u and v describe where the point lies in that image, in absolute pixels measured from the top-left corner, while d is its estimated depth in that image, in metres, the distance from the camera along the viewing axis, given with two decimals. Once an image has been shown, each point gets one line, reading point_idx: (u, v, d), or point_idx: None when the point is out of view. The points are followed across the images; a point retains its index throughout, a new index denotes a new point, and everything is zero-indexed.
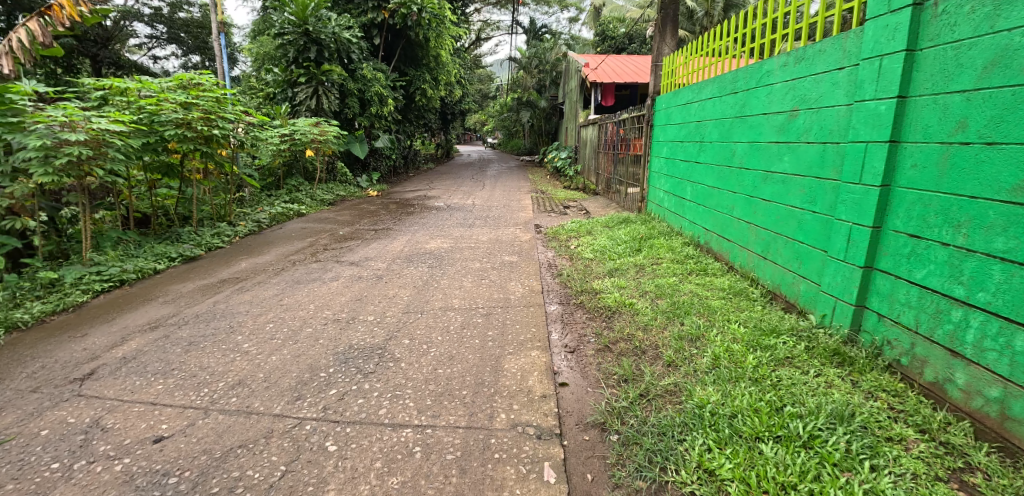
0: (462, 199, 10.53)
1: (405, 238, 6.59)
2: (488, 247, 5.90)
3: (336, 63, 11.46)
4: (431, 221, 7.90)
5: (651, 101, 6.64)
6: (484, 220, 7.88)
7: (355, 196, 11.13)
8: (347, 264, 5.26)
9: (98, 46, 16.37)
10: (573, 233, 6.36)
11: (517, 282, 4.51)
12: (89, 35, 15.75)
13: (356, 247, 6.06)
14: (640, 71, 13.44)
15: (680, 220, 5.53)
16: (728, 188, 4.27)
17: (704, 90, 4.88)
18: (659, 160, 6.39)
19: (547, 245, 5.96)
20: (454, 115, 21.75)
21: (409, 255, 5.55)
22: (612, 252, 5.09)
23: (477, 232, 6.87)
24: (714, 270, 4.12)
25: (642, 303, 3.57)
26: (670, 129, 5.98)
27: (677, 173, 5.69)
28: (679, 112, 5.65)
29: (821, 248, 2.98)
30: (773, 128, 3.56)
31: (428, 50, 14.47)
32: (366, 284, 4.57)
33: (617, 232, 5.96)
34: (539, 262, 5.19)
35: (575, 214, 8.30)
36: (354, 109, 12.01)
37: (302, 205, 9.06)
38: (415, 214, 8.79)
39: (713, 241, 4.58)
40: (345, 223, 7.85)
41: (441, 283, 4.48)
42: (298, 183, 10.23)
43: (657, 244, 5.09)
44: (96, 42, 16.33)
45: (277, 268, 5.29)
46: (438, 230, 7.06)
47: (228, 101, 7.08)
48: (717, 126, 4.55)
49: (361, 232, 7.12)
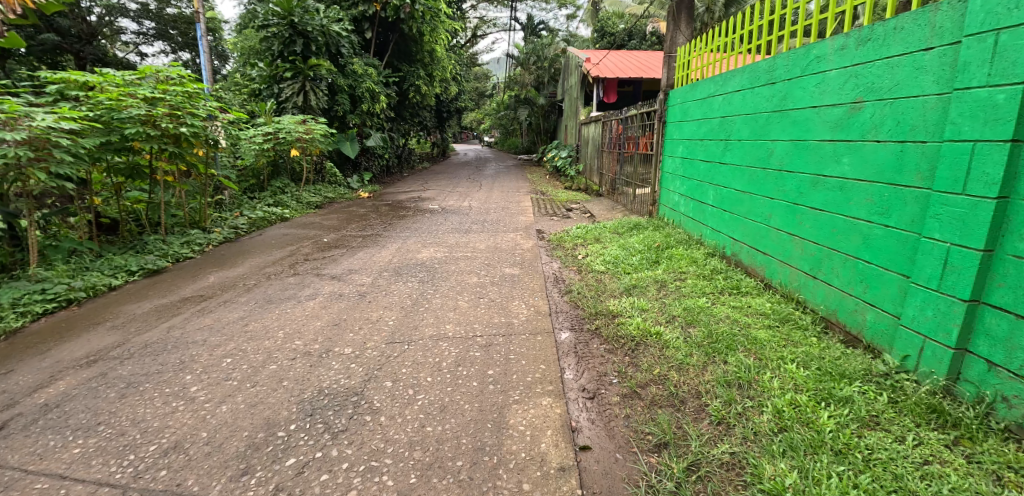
0: (458, 201, 9.92)
1: (395, 246, 6.00)
2: (487, 257, 5.31)
3: (325, 57, 10.84)
4: (425, 226, 7.30)
5: (664, 95, 6.06)
6: (481, 225, 7.28)
7: (345, 197, 10.52)
8: (328, 279, 4.66)
9: (82, 42, 15.60)
10: (579, 240, 5.79)
11: (520, 300, 3.92)
12: (72, 31, 15.08)
13: (341, 258, 5.46)
14: (644, 67, 12.85)
15: (700, 227, 4.96)
16: (764, 193, 3.70)
17: (731, 82, 4.30)
18: (673, 159, 5.82)
19: (551, 255, 5.37)
20: (450, 112, 21.13)
21: (398, 267, 4.95)
22: (626, 264, 4.51)
23: (473, 239, 6.27)
24: (749, 290, 3.56)
25: (672, 332, 2.98)
26: (686, 125, 5.40)
27: (695, 174, 5.12)
28: (698, 106, 5.08)
29: (899, 272, 2.41)
30: (825, 124, 2.99)
31: (422, 45, 13.84)
32: (346, 304, 3.97)
33: (629, 239, 5.38)
34: (544, 276, 4.60)
35: (579, 218, 7.73)
36: (345, 106, 11.38)
37: (285, 208, 8.45)
38: (407, 218, 8.19)
39: (743, 253, 4.02)
40: (331, 228, 7.26)
41: (432, 303, 3.89)
42: (285, 184, 9.61)
43: (676, 255, 4.52)
44: (79, 38, 15.58)
45: (249, 283, 4.69)
46: (432, 237, 6.45)
47: (201, 96, 6.47)
48: (748, 123, 3.97)
49: (346, 239, 6.52)
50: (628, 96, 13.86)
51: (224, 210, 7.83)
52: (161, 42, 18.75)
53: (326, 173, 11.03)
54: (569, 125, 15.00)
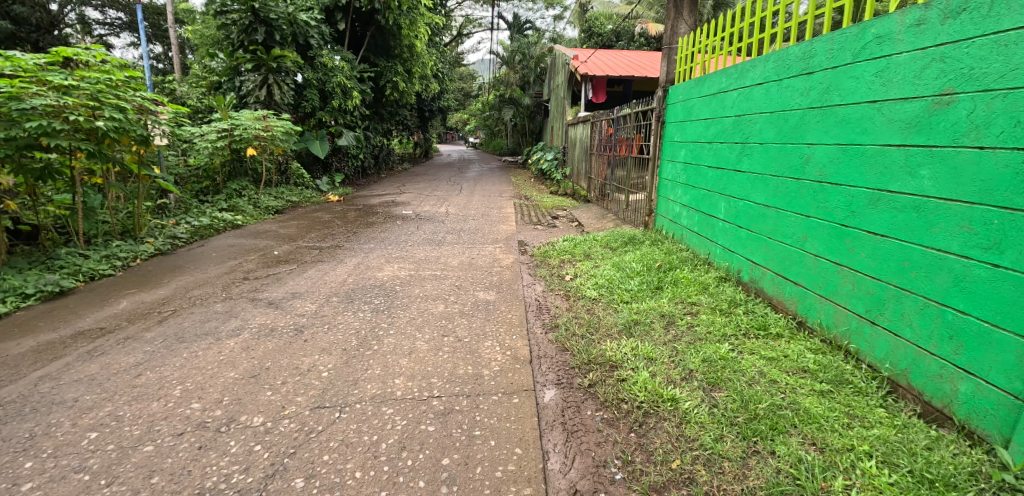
0: (434, 206, 9.11)
1: (354, 262, 5.18)
2: (459, 278, 4.51)
3: (291, 48, 9.96)
4: (393, 236, 6.48)
5: (663, 92, 5.36)
6: (457, 235, 6.48)
7: (311, 201, 9.65)
8: (264, 306, 3.84)
9: (40, 32, 14.42)
10: (567, 255, 5.05)
11: (494, 340, 3.13)
12: (29, 19, 13.87)
13: (287, 278, 4.61)
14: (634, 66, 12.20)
15: (706, 244, 4.29)
16: (795, 210, 3.03)
17: (747, 75, 3.63)
18: (673, 165, 5.13)
19: (534, 275, 4.60)
20: (432, 112, 20.28)
21: (351, 291, 4.13)
22: (623, 291, 3.77)
23: (446, 253, 5.47)
24: (779, 333, 2.86)
25: (692, 400, 2.24)
26: (690, 126, 4.71)
27: (700, 183, 4.44)
28: (704, 104, 4.39)
29: (1021, 334, 1.81)
30: (891, 125, 2.35)
31: (401, 40, 13.02)
32: (275, 343, 3.16)
33: (623, 257, 4.65)
34: (525, 304, 3.83)
35: (566, 227, 7.00)
36: (314, 102, 10.49)
37: (239, 214, 7.56)
38: (376, 226, 7.35)
39: (765, 281, 3.34)
40: (286, 238, 6.41)
41: (382, 344, 3.08)
42: (244, 185, 8.72)
43: (681, 280, 3.81)
44: (37, 27, 14.39)
45: (165, 312, 3.84)
46: (398, 250, 5.64)
47: (130, 87, 5.52)
48: (771, 122, 3.29)
49: (300, 251, 5.70)
50: (617, 97, 13.20)
51: (166, 216, 6.95)
52: (131, 35, 17.76)
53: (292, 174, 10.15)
54: (555, 126, 14.31)
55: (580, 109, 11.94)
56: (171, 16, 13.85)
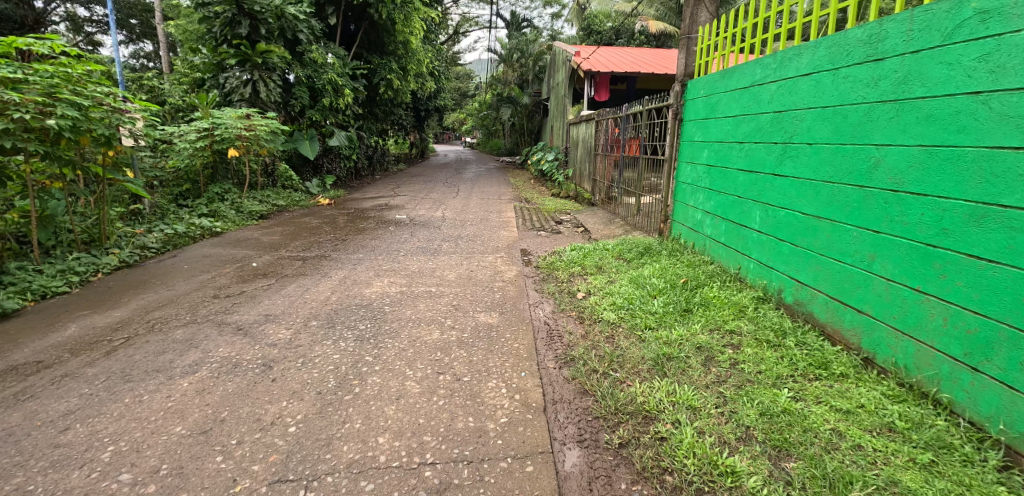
0: (430, 210, 8.58)
1: (339, 276, 4.64)
2: (456, 296, 3.98)
3: (278, 44, 9.44)
4: (384, 245, 5.94)
5: (681, 86, 4.85)
6: (455, 243, 5.96)
7: (299, 204, 9.11)
8: (231, 333, 3.32)
9: (24, 29, 13.71)
10: (577, 268, 4.54)
11: (497, 380, 2.61)
12: (14, 16, 13.18)
13: (263, 296, 4.09)
14: (639, 63, 11.69)
15: (736, 257, 3.78)
16: (858, 223, 2.53)
17: (790, 65, 3.14)
18: (693, 167, 4.63)
19: (541, 291, 4.09)
20: (428, 111, 19.74)
21: (334, 314, 3.62)
22: (646, 314, 3.26)
23: (443, 265, 4.95)
24: (844, 375, 2.36)
25: (757, 476, 1.75)
26: (714, 124, 4.22)
27: (728, 188, 3.95)
28: (732, 99, 3.90)
29: None
30: (1003, 123, 1.87)
31: (395, 35, 12.45)
32: (237, 385, 2.64)
33: (641, 270, 4.14)
34: (533, 329, 3.32)
35: (572, 234, 6.49)
36: (303, 100, 9.94)
37: (219, 220, 7.01)
38: (366, 232, 6.82)
39: (817, 305, 2.84)
40: (267, 247, 5.88)
41: (364, 387, 2.56)
42: (226, 188, 8.17)
43: (712, 301, 3.30)
44: (21, 24, 13.68)
45: (115, 342, 3.31)
46: (389, 261, 5.11)
47: (93, 81, 5.01)
48: (823, 119, 2.80)
49: (281, 261, 5.18)
50: (621, 95, 12.67)
51: (138, 223, 6.41)
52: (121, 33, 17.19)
53: (280, 176, 9.60)
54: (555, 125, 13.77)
55: (582, 107, 11.40)
56: (158, 11, 13.26)
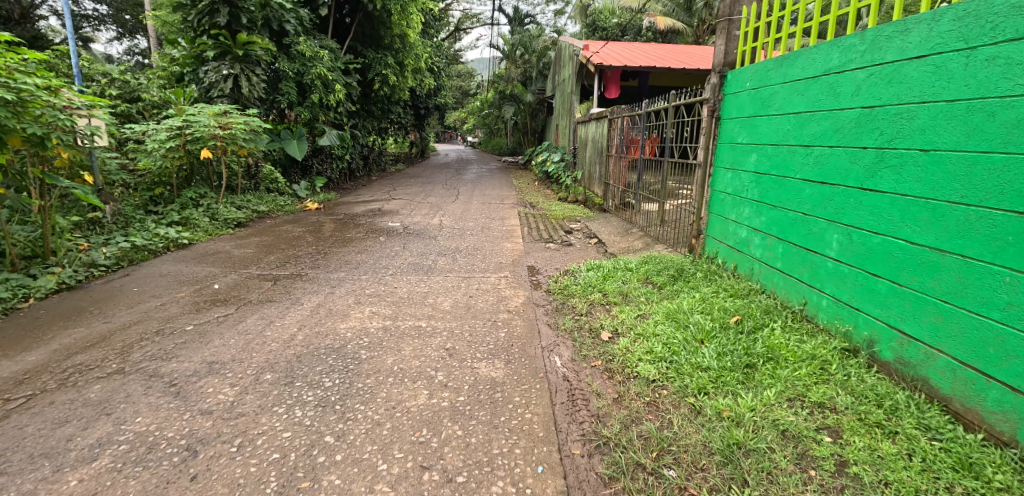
0: (426, 216, 7.82)
1: (313, 303, 3.88)
2: (450, 334, 3.22)
3: (262, 35, 8.68)
4: (371, 261, 5.17)
5: (717, 78, 4.12)
6: (452, 258, 5.20)
7: (283, 209, 8.36)
8: (160, 394, 2.59)
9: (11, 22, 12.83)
10: (597, 295, 3.80)
11: (502, 484, 1.88)
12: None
13: (215, 335, 3.34)
14: (652, 57, 10.90)
15: (798, 289, 3.06)
16: (1017, 267, 1.86)
17: (888, 46, 2.43)
18: (735, 174, 3.88)
19: (556, 327, 3.34)
20: (428, 109, 18.96)
21: (295, 363, 2.87)
22: (697, 370, 2.50)
23: (437, 288, 4.19)
24: (1009, 489, 1.68)
25: None
26: (764, 122, 3.47)
27: (785, 201, 3.21)
28: (790, 92, 3.18)
29: None
30: None
31: (391, 28, 11.70)
32: (140, 487, 1.90)
33: (678, 302, 3.37)
34: (549, 388, 2.56)
35: (585, 247, 5.75)
36: (290, 96, 9.19)
37: (191, 230, 6.29)
38: (353, 244, 6.05)
39: (936, 370, 2.16)
40: (237, 263, 5.14)
41: (318, 494, 1.83)
42: (202, 193, 7.43)
43: (782, 353, 2.55)
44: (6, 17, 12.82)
45: (8, 406, 2.54)
46: (374, 283, 4.35)
47: (25, 70, 4.26)
48: (951, 116, 2.11)
49: (248, 283, 4.44)
50: (631, 92, 11.90)
51: (94, 234, 5.68)
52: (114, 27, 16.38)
53: (264, 179, 8.85)
54: (561, 123, 12.98)
55: (590, 105, 10.64)
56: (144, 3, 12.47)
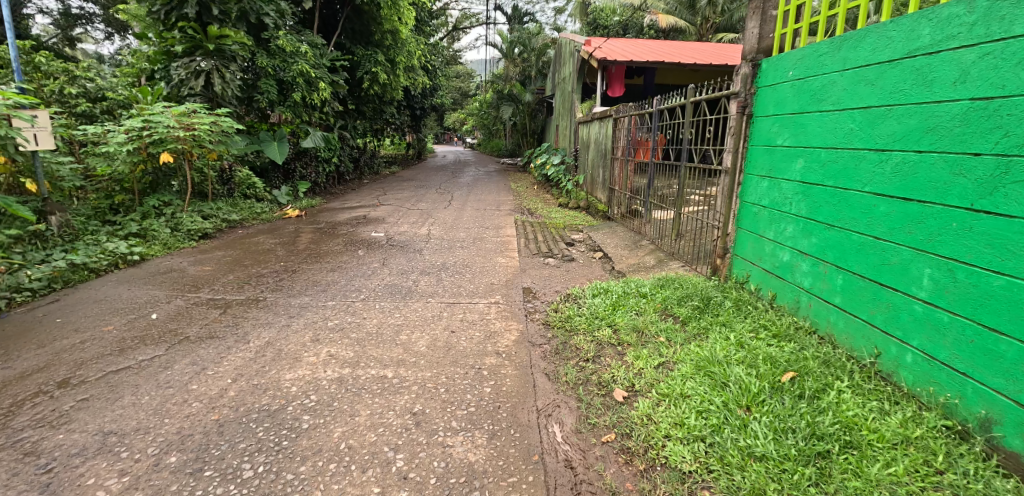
0: (414, 225, 7.12)
1: (260, 342, 3.18)
2: (421, 389, 2.52)
3: (237, 28, 8.01)
4: (342, 281, 4.46)
5: (748, 67, 3.46)
6: (437, 278, 4.50)
7: (259, 218, 7.69)
8: (22, 488, 1.97)
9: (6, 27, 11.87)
10: (605, 331, 3.11)
11: None
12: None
13: (127, 389, 2.67)
14: (658, 53, 10.20)
15: (869, 335, 2.42)
16: None
17: (1017, 15, 1.83)
18: (773, 182, 3.21)
19: (556, 378, 2.66)
20: (424, 109, 18.27)
21: (211, 438, 2.18)
22: (748, 462, 1.84)
23: (414, 320, 3.48)
24: None
25: None
26: (815, 120, 2.82)
27: (848, 221, 2.57)
28: (854, 82, 2.55)
29: None
30: None
31: (382, 24, 11.03)
32: None
33: (708, 345, 2.70)
34: (545, 483, 1.89)
35: (589, 263, 5.07)
36: (270, 94, 8.52)
37: (149, 244, 5.63)
38: (326, 259, 5.34)
39: None
40: (188, 284, 4.46)
41: None
42: (167, 200, 6.75)
43: (865, 435, 1.91)
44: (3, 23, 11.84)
45: None
46: (340, 312, 3.66)
47: None
48: None
49: (191, 312, 3.76)
50: (636, 91, 11.23)
51: (35, 249, 4.99)
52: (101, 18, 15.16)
53: (239, 184, 8.17)
54: (563, 123, 12.07)
55: (593, 103, 9.95)
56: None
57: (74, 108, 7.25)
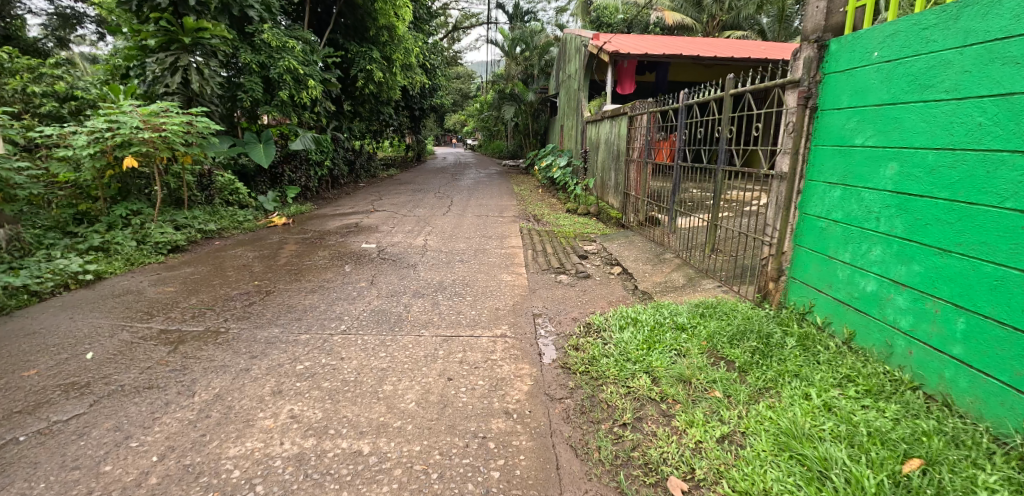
0: (409, 235, 6.48)
1: (207, 398, 2.55)
2: (405, 478, 1.89)
3: (217, 21, 7.38)
4: (322, 307, 3.80)
5: (812, 49, 2.80)
6: (433, 302, 3.84)
7: (240, 227, 7.03)
8: None
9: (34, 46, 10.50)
10: (639, 381, 2.45)
11: None
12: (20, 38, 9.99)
13: (20, 471, 2.07)
14: (671, 47, 9.54)
15: (1016, 404, 1.79)
16: None
17: None
18: (848, 191, 2.56)
19: (582, 455, 2.03)
20: (423, 110, 17.63)
21: None
22: None
23: (402, 363, 2.83)
24: None
25: None
26: (916, 112, 2.18)
27: (975, 247, 1.93)
28: (982, 62, 1.93)
29: None
30: None
31: (377, 18, 10.38)
32: None
33: (786, 409, 2.06)
34: None
35: (607, 281, 4.43)
36: (254, 93, 7.87)
37: (110, 262, 5.01)
38: (308, 277, 4.68)
39: None
40: (142, 312, 3.83)
41: None
42: (136, 209, 6.10)
43: None
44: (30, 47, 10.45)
45: None
46: (312, 351, 3.01)
47: None
48: None
49: (133, 352, 3.15)
50: (648, 88, 10.58)
51: None
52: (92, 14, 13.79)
53: (220, 190, 7.52)
54: (565, 124, 12.06)
55: (602, 101, 9.29)
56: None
57: (38, 108, 6.60)
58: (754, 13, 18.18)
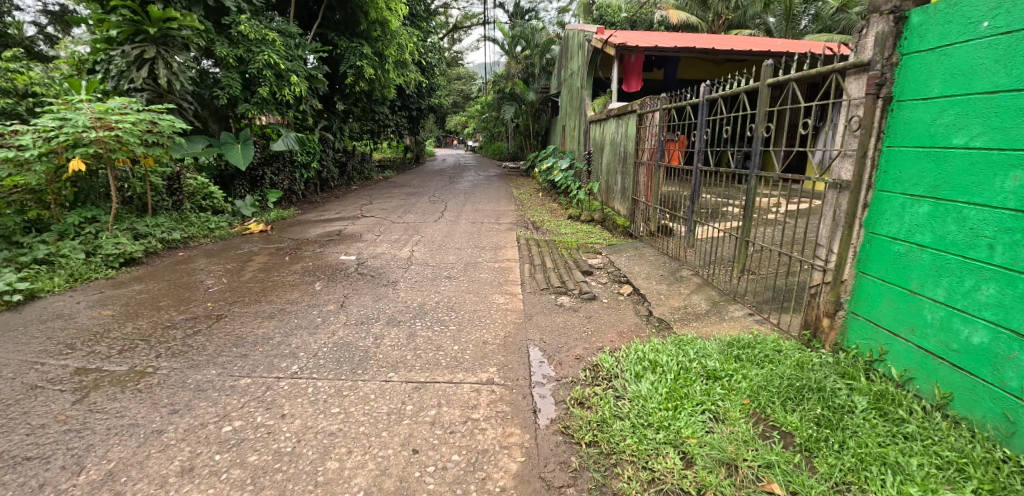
0: (394, 246, 5.84)
1: (94, 478, 1.94)
2: None
3: (189, 10, 6.79)
4: (276, 339, 3.17)
5: (884, 22, 2.19)
6: (408, 334, 3.20)
7: (211, 235, 6.45)
8: None
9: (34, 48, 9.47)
10: (666, 464, 1.84)
11: None
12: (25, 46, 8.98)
13: None
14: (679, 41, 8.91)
15: None
16: None
17: None
18: (941, 207, 1.97)
19: None
20: (420, 110, 17.01)
21: None
22: None
23: (358, 424, 2.20)
24: None
25: None
26: None
27: None
28: None
29: None
30: None
31: (367, 12, 9.77)
32: None
33: None
34: None
35: (616, 305, 3.80)
36: (231, 89, 7.29)
37: (49, 278, 4.40)
38: (271, 299, 4.05)
39: None
40: (63, 345, 3.18)
41: None
42: (91, 216, 5.48)
43: None
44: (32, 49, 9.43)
45: None
46: (248, 404, 2.39)
47: None
48: None
49: (29, 403, 2.53)
50: (654, 86, 9.95)
51: None
52: None
53: (191, 195, 6.92)
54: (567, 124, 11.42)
55: (606, 99, 8.66)
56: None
57: None
58: (762, 10, 17.51)
